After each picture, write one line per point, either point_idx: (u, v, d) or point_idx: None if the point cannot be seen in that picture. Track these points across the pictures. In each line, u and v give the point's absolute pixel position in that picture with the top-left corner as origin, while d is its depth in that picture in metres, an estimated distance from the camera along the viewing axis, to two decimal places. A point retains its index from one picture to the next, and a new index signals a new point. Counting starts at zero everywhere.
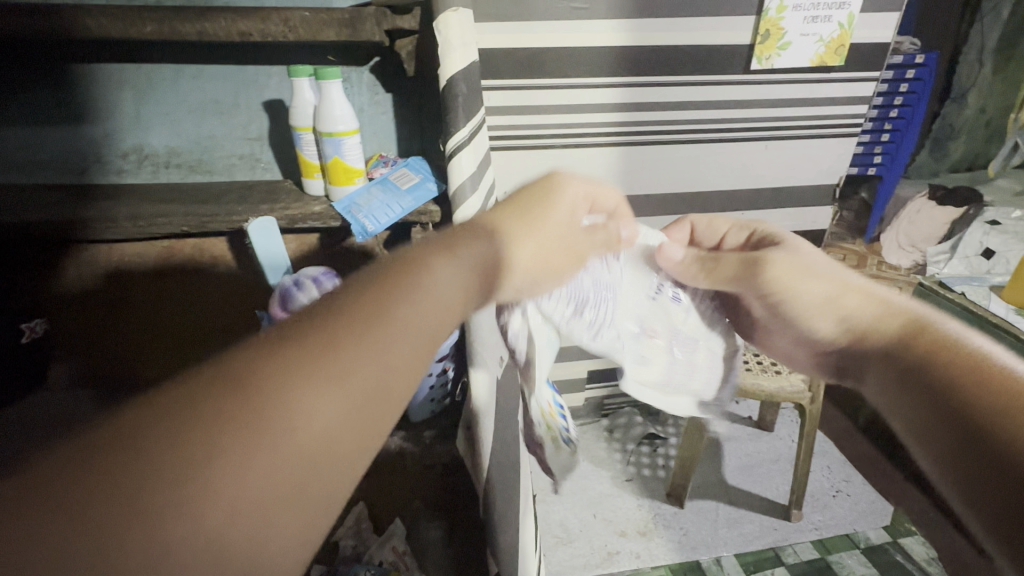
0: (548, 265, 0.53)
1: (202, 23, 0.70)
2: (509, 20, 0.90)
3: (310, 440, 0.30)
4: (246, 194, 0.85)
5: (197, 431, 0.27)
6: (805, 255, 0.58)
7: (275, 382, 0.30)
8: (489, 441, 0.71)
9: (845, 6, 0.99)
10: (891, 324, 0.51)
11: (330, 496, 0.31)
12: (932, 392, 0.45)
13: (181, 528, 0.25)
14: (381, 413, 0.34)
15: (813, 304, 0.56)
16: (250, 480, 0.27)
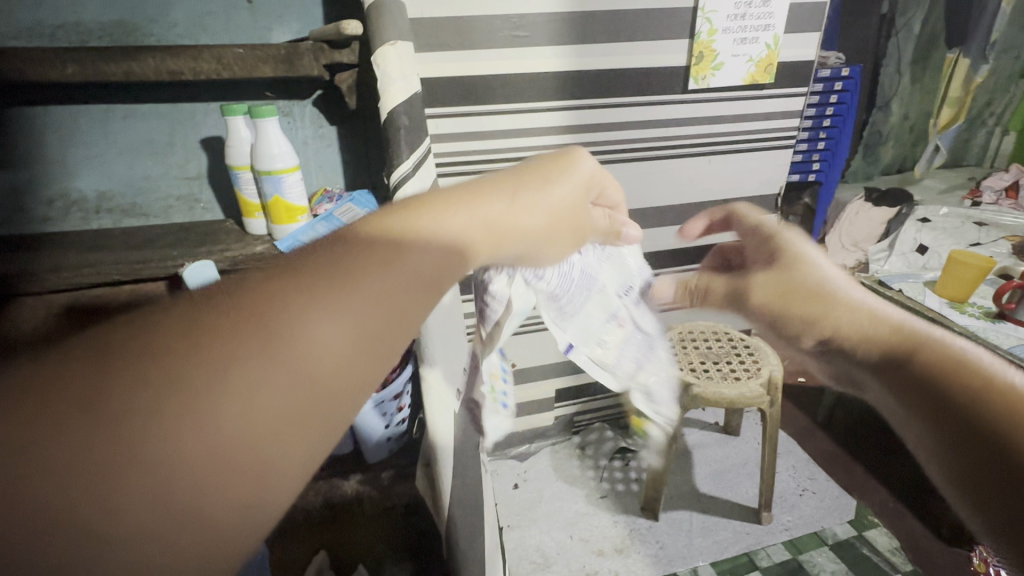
0: (549, 242, 0.52)
1: (129, 63, 0.67)
2: (452, 50, 0.91)
3: (315, 360, 0.30)
4: (186, 236, 0.82)
5: (205, 347, 0.28)
6: (817, 278, 0.63)
7: (280, 305, 0.30)
8: (450, 477, 0.70)
9: (770, 28, 1.05)
10: (884, 334, 0.59)
11: (335, 418, 0.31)
12: (937, 404, 0.53)
13: (187, 433, 0.26)
14: (383, 346, 0.34)
15: (843, 331, 0.60)
16: (253, 396, 0.28)
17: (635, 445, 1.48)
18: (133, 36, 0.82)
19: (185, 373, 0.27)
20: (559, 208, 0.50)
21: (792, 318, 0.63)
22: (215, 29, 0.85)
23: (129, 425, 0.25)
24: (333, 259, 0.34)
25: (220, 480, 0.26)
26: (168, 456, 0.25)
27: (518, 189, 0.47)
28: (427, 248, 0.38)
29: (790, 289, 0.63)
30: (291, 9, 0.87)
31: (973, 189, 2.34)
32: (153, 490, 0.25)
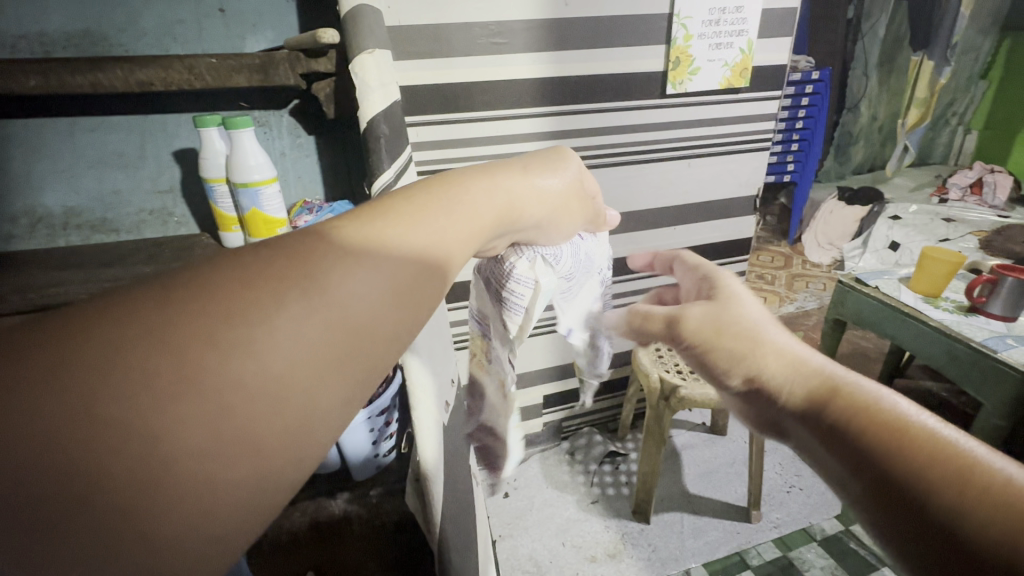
0: (555, 225, 0.49)
1: (95, 74, 0.65)
2: (431, 57, 0.91)
3: (352, 314, 0.29)
4: (160, 251, 0.79)
5: (258, 289, 0.26)
6: (744, 313, 0.48)
7: (329, 255, 0.29)
8: (439, 494, 0.68)
9: (744, 33, 1.07)
10: (812, 381, 0.44)
11: (368, 376, 0.30)
12: (872, 469, 0.38)
13: (239, 375, 0.24)
14: (421, 306, 0.33)
15: (729, 362, 0.47)
16: (303, 345, 0.26)
17: (624, 448, 1.48)
18: (100, 46, 0.79)
19: (237, 313, 0.25)
20: (563, 193, 0.48)
21: (720, 358, 0.47)
22: (186, 38, 0.83)
23: (182, 363, 0.23)
24: (373, 217, 0.33)
25: (266, 428, 0.25)
26: (219, 400, 0.23)
27: (523, 175, 0.45)
28: (464, 213, 0.38)
29: (731, 326, 0.47)
30: (265, 17, 0.85)
31: (941, 185, 2.46)
32: (205, 433, 0.23)
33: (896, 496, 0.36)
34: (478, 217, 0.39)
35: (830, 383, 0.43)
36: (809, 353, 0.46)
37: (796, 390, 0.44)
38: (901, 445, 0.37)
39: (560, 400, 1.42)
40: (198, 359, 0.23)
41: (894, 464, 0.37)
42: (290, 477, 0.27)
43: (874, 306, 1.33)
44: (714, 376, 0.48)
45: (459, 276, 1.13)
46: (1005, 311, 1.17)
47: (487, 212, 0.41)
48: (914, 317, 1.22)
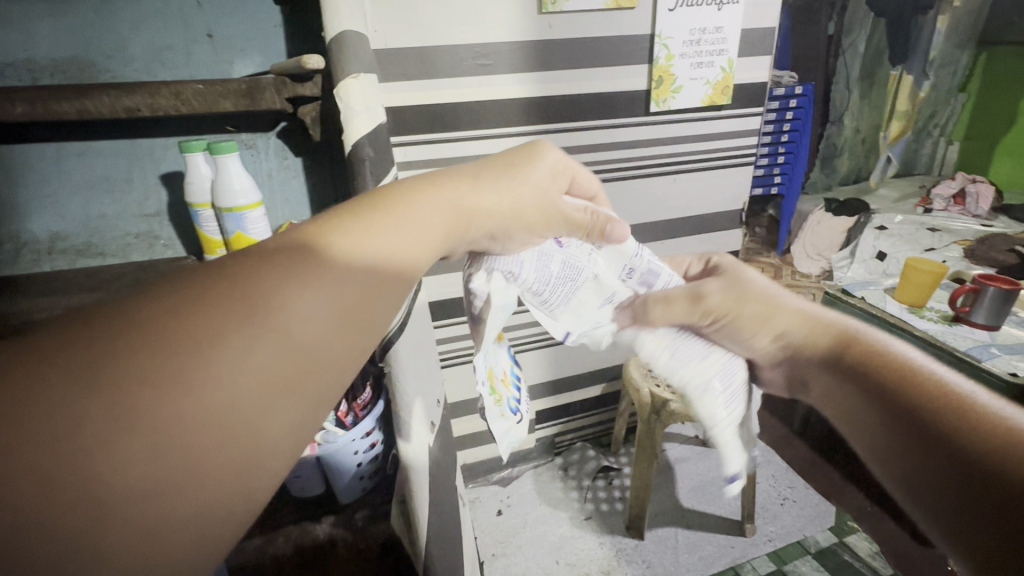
0: (524, 222, 0.52)
1: (83, 100, 0.66)
2: (417, 79, 0.92)
3: (305, 337, 0.31)
4: (144, 275, 0.79)
5: (204, 321, 0.28)
6: (750, 279, 0.58)
7: (273, 281, 0.31)
8: (424, 513, 0.67)
9: (724, 52, 1.10)
10: (823, 339, 0.54)
11: (323, 394, 0.33)
12: (885, 403, 0.48)
13: (179, 411, 0.26)
14: (371, 325, 0.36)
15: (754, 321, 0.55)
16: (244, 375, 0.28)
17: (618, 462, 1.47)
18: (87, 72, 0.80)
19: (176, 351, 0.27)
20: (521, 199, 0.51)
21: (746, 322, 0.55)
22: (174, 64, 0.84)
23: (120, 405, 0.25)
24: (325, 239, 0.36)
25: (217, 456, 0.27)
26: (159, 439, 0.25)
27: (478, 185, 0.48)
28: (417, 225, 0.41)
29: (758, 296, 0.56)
30: (252, 42, 0.87)
31: (924, 197, 2.50)
32: (143, 472, 0.25)
33: (910, 433, 0.46)
34: (431, 227, 0.42)
35: (845, 338, 0.53)
36: (819, 311, 0.57)
37: (816, 345, 0.54)
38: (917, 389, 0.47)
39: (553, 415, 1.42)
40: (135, 399, 0.25)
41: (905, 401, 0.47)
42: (247, 496, 0.29)
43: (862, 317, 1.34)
44: (744, 341, 0.55)
45: (448, 293, 1.14)
46: (987, 321, 1.19)
47: (443, 222, 0.43)
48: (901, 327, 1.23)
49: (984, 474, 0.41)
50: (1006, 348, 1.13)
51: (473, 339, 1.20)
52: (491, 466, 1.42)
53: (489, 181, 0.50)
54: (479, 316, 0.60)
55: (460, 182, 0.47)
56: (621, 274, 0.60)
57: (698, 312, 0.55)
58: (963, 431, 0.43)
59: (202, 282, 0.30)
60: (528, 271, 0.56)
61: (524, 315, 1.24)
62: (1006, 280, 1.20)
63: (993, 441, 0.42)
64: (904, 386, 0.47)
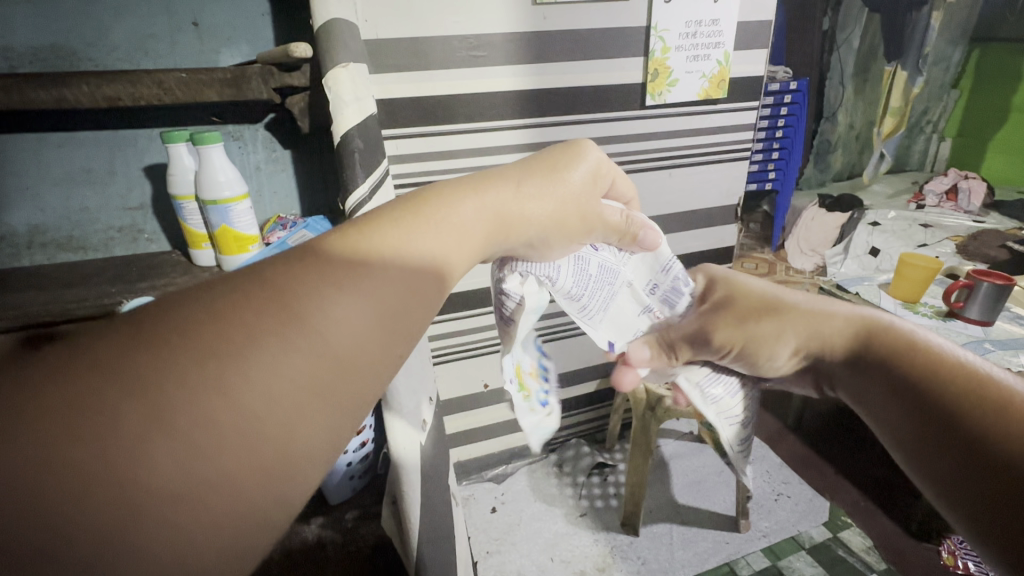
0: (562, 226, 0.52)
1: (62, 89, 0.64)
2: (409, 71, 0.90)
3: (340, 344, 0.31)
4: (128, 271, 0.77)
5: (239, 326, 0.28)
6: (757, 291, 0.60)
7: (315, 286, 0.31)
8: (416, 511, 0.66)
9: (720, 45, 1.09)
10: (846, 338, 0.54)
11: (356, 403, 0.32)
12: (908, 393, 0.47)
13: (214, 419, 0.26)
14: (407, 332, 0.35)
15: (769, 340, 0.57)
16: (281, 383, 0.28)
17: (613, 459, 1.47)
18: (67, 60, 0.78)
19: (208, 359, 0.26)
20: (557, 202, 0.50)
21: (765, 335, 0.57)
22: (158, 52, 0.81)
23: (155, 412, 0.25)
24: (363, 241, 0.35)
25: (248, 462, 0.27)
26: (193, 448, 0.25)
27: (518, 186, 0.48)
28: (452, 228, 0.41)
29: (757, 302, 0.59)
30: (239, 31, 0.85)
31: (917, 193, 2.51)
32: (177, 481, 0.25)
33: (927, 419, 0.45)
34: (469, 230, 0.42)
35: (871, 330, 0.53)
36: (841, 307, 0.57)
37: (838, 347, 0.54)
38: (933, 367, 0.47)
39: None
40: (169, 406, 0.25)
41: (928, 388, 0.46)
42: (276, 505, 0.28)
43: None
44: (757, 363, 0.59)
45: None
46: (981, 316, 1.19)
47: (476, 225, 0.43)
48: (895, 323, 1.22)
49: (990, 460, 0.40)
50: (1000, 343, 1.13)
51: (467, 335, 1.19)
52: (485, 463, 1.41)
53: (527, 186, 0.48)
54: (511, 319, 0.61)
55: (499, 186, 0.47)
56: (645, 289, 0.63)
57: (711, 340, 0.60)
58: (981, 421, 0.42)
59: (240, 288, 0.29)
60: (569, 277, 0.58)
61: None
62: (999, 276, 1.20)
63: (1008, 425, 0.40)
64: (917, 367, 0.47)
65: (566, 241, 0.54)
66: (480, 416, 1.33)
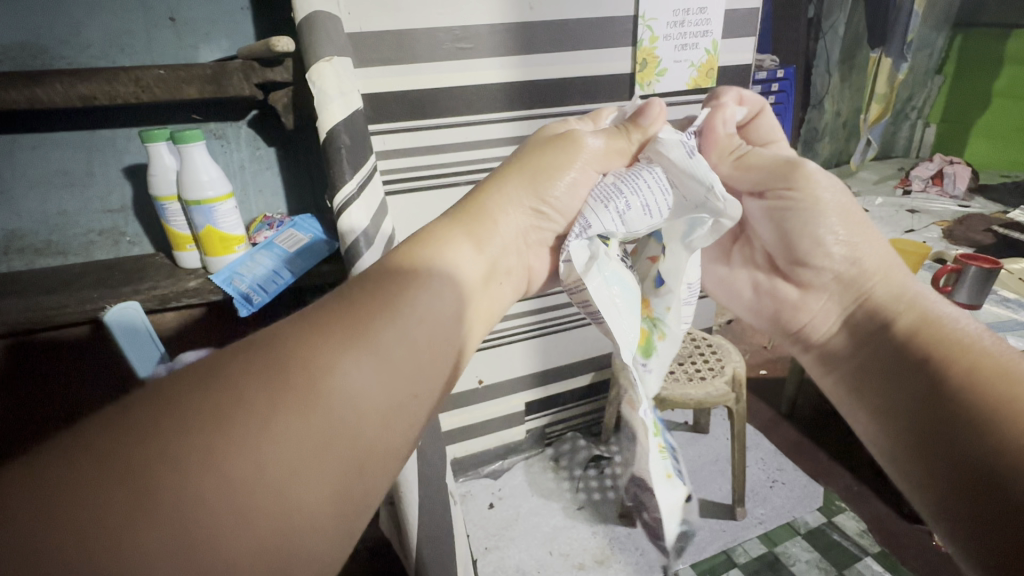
0: (547, 172, 0.56)
1: (34, 88, 0.61)
2: (394, 64, 0.88)
3: (344, 399, 0.36)
4: (110, 275, 0.76)
5: (247, 390, 0.33)
6: (833, 185, 0.58)
7: (315, 347, 0.37)
8: (414, 512, 0.66)
9: (708, 34, 1.08)
10: (897, 288, 0.55)
11: (358, 461, 0.37)
12: (919, 368, 0.49)
13: (213, 484, 0.30)
14: (409, 377, 0.41)
15: (834, 213, 0.57)
16: (278, 445, 0.33)
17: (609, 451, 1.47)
18: (39, 59, 0.75)
19: (205, 429, 0.31)
20: (537, 172, 0.56)
21: (831, 211, 0.57)
22: (135, 48, 0.79)
23: (149, 484, 0.28)
24: (364, 290, 0.43)
25: (255, 517, 0.31)
26: (189, 518, 0.29)
27: (504, 178, 0.57)
28: (438, 258, 0.48)
29: (850, 207, 0.58)
30: (218, 26, 0.82)
31: (903, 178, 2.53)
32: (179, 547, 0.28)
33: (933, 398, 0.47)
34: (460, 259, 0.50)
35: (913, 298, 0.54)
36: (898, 262, 0.58)
37: (880, 294, 0.56)
38: (930, 331, 0.50)
39: (543, 406, 1.41)
40: (171, 480, 0.29)
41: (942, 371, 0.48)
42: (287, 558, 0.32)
43: None
44: (808, 247, 0.58)
45: None
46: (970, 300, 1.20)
47: (465, 249, 0.51)
48: None
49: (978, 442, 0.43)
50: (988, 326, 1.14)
51: None
52: (481, 459, 1.41)
53: (499, 177, 0.57)
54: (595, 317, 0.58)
55: (479, 198, 0.56)
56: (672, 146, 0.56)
57: (783, 173, 0.58)
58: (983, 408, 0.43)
59: (228, 358, 0.35)
60: (597, 203, 0.55)
61: (512, 305, 1.21)
62: (987, 259, 1.21)
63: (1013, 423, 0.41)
64: (919, 331, 0.51)
65: (562, 171, 0.56)
66: (475, 412, 1.32)
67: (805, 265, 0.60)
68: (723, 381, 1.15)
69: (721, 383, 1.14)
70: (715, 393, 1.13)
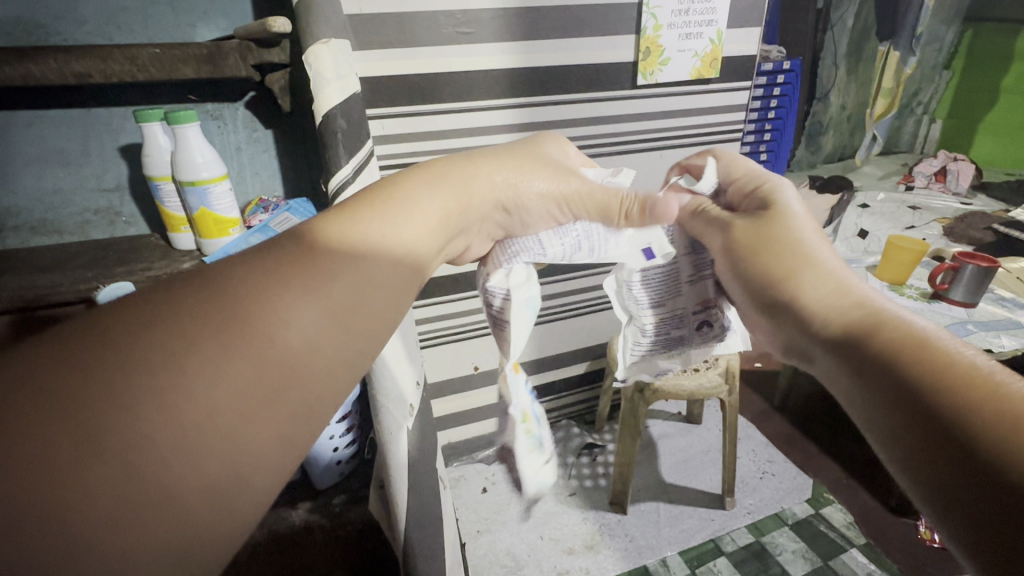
0: (514, 165, 0.53)
1: (28, 65, 0.61)
2: (394, 47, 0.87)
3: (289, 348, 0.34)
4: (105, 255, 0.76)
5: (183, 334, 0.32)
6: (778, 236, 0.49)
7: (255, 292, 0.34)
8: (403, 496, 0.67)
9: (713, 23, 1.06)
10: (853, 314, 0.43)
11: (305, 407, 0.35)
12: (911, 401, 0.37)
13: (147, 430, 0.29)
14: (360, 328, 0.39)
15: (772, 269, 0.49)
16: (223, 390, 0.31)
17: (602, 440, 1.49)
18: (35, 34, 0.74)
19: (137, 375, 0.30)
20: (510, 173, 0.53)
21: (759, 264, 0.49)
22: (131, 26, 0.78)
23: (92, 428, 0.28)
24: (316, 237, 0.40)
25: (193, 469, 0.30)
26: (133, 462, 0.28)
27: (475, 158, 0.52)
28: (398, 208, 0.44)
29: (794, 252, 0.48)
30: (216, 5, 0.81)
31: (907, 174, 2.51)
32: (111, 496, 0.27)
33: (945, 445, 0.34)
34: (424, 216, 0.46)
35: (876, 316, 0.42)
36: (857, 281, 0.46)
37: (832, 320, 0.44)
38: (912, 353, 0.39)
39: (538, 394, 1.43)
40: (103, 424, 0.28)
41: (942, 405, 0.36)
42: (230, 508, 0.32)
43: None
44: (750, 291, 0.51)
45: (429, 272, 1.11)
46: (966, 298, 1.21)
47: (434, 204, 0.46)
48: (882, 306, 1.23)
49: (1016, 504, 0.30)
50: (983, 325, 1.15)
51: (456, 320, 1.19)
52: (475, 445, 1.43)
53: (474, 153, 0.53)
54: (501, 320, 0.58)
55: (437, 167, 0.50)
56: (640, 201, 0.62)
57: (726, 237, 0.53)
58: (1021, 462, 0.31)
59: (167, 306, 0.32)
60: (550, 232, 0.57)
61: None
62: (984, 257, 1.21)
63: None
64: (897, 352, 0.39)
65: (532, 175, 0.53)
66: (470, 399, 1.34)
67: (752, 301, 0.51)
68: (716, 373, 1.16)
69: (715, 376, 1.15)
70: (708, 384, 1.14)
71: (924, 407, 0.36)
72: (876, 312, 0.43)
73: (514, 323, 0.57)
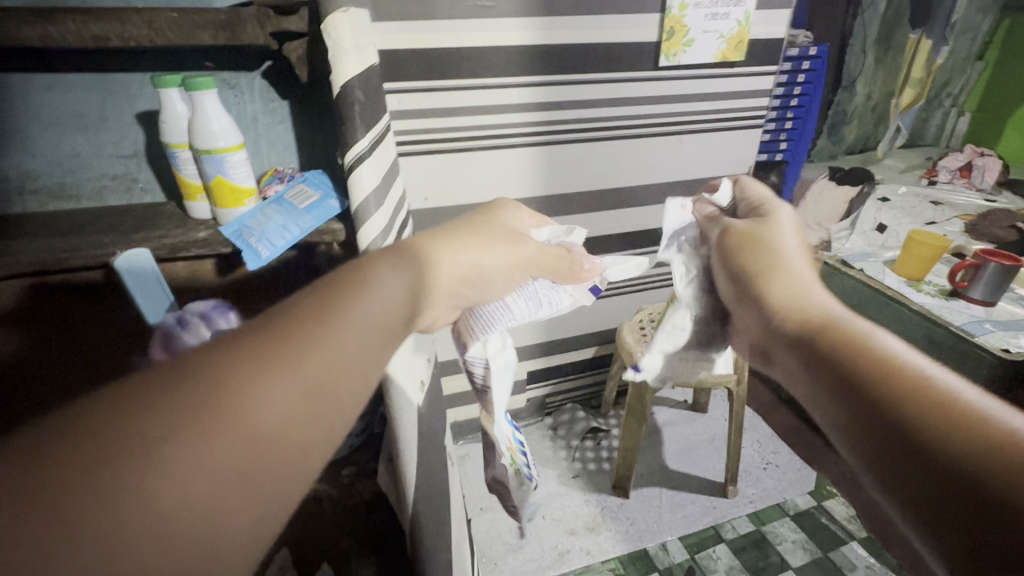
0: (484, 246, 0.56)
1: (46, 26, 0.60)
2: (413, 19, 0.86)
3: (264, 430, 0.33)
4: (122, 222, 0.76)
5: (152, 419, 0.29)
6: (756, 244, 0.56)
7: (229, 374, 0.33)
8: (412, 470, 0.68)
9: (741, 4, 1.03)
10: (811, 318, 0.48)
11: (280, 489, 0.33)
12: (862, 398, 0.41)
13: (109, 530, 0.26)
14: (336, 404, 0.37)
15: (757, 271, 0.54)
16: (203, 472, 0.29)
17: (607, 424, 1.49)
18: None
19: (99, 469, 0.27)
20: (478, 246, 0.55)
21: (744, 266, 0.55)
22: None
23: (49, 530, 0.25)
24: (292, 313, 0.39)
25: (161, 569, 0.27)
26: (98, 564, 0.25)
27: (440, 233, 0.55)
28: (368, 281, 0.44)
29: (774, 258, 0.54)
30: None
31: (930, 168, 2.45)
32: None
33: (895, 436, 0.38)
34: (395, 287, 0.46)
35: (830, 322, 0.46)
36: (819, 290, 0.51)
37: (795, 321, 0.48)
38: (860, 355, 0.43)
39: (545, 376, 1.43)
40: (59, 525, 0.25)
41: (890, 399, 0.39)
42: None
43: (859, 289, 1.32)
44: (738, 296, 0.56)
45: None
46: (985, 296, 1.18)
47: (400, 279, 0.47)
48: (900, 302, 1.21)
49: (970, 490, 0.34)
50: (1001, 325, 1.13)
51: None
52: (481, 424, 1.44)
53: (438, 234, 0.55)
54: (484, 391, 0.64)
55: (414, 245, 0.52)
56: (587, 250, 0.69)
57: (726, 241, 0.59)
58: (959, 452, 0.35)
59: (131, 391, 0.30)
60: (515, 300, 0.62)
61: None
62: (1007, 256, 1.19)
63: (995, 473, 0.33)
64: (847, 352, 0.43)
65: (498, 249, 0.56)
66: None
67: (738, 303, 0.56)
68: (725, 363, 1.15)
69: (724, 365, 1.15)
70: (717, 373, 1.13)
71: (876, 404, 0.40)
72: (831, 318, 0.47)
73: (496, 387, 0.64)
